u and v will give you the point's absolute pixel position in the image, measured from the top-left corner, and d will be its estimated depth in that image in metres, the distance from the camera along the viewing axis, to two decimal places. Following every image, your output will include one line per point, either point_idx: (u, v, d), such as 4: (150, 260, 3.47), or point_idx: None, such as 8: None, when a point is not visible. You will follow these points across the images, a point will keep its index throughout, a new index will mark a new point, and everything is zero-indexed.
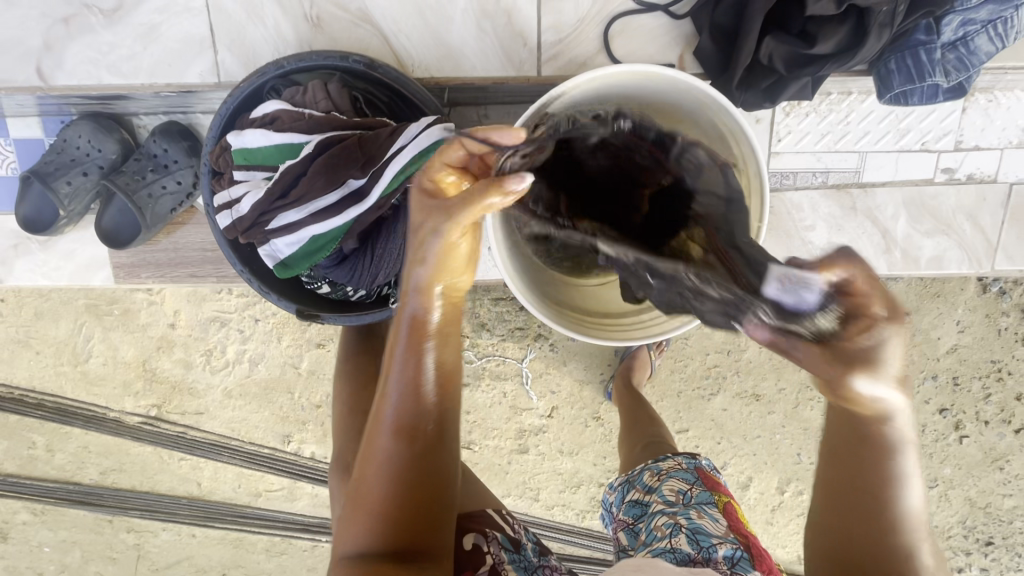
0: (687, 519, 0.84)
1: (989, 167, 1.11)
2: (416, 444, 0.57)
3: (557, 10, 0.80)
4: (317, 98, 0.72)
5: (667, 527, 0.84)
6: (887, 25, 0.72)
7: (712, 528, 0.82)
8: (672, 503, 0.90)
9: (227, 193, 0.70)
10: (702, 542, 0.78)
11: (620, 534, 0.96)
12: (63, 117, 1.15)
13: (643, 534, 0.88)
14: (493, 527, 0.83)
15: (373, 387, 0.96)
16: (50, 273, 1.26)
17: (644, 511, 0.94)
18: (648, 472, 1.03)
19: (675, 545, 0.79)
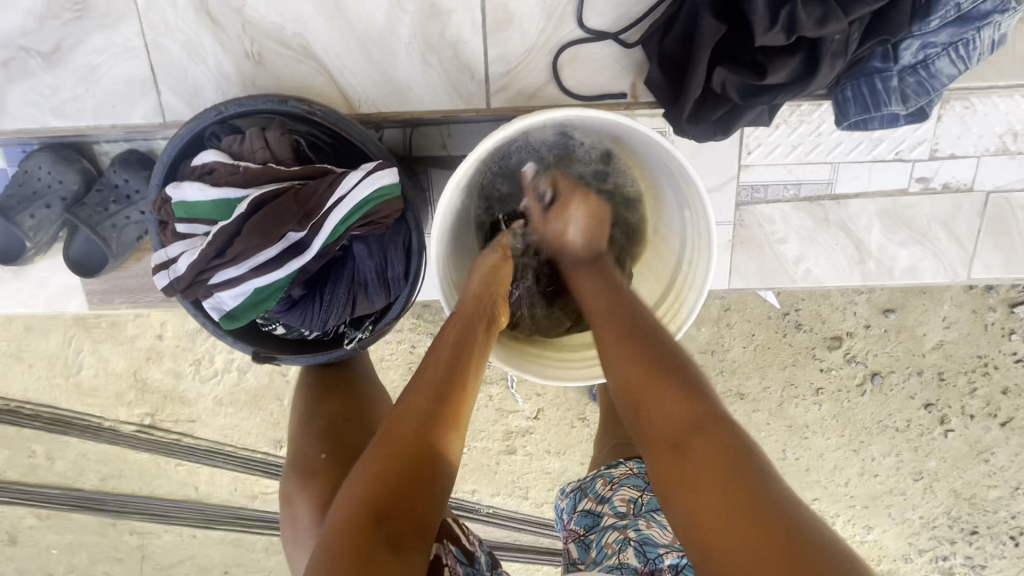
0: (636, 532, 0.86)
1: (965, 175, 1.08)
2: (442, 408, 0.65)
3: (503, 41, 0.78)
4: (255, 147, 0.70)
5: (617, 544, 0.86)
6: (841, 53, 0.69)
7: (658, 536, 0.86)
8: (622, 515, 0.91)
9: (164, 251, 0.68)
10: (648, 554, 0.83)
11: (569, 544, 0.95)
12: (24, 147, 1.14)
13: (594, 550, 0.89)
14: (449, 538, 0.82)
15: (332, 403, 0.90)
16: (25, 300, 1.26)
17: (595, 522, 0.92)
18: (599, 480, 1.00)
19: (624, 561, 0.83)
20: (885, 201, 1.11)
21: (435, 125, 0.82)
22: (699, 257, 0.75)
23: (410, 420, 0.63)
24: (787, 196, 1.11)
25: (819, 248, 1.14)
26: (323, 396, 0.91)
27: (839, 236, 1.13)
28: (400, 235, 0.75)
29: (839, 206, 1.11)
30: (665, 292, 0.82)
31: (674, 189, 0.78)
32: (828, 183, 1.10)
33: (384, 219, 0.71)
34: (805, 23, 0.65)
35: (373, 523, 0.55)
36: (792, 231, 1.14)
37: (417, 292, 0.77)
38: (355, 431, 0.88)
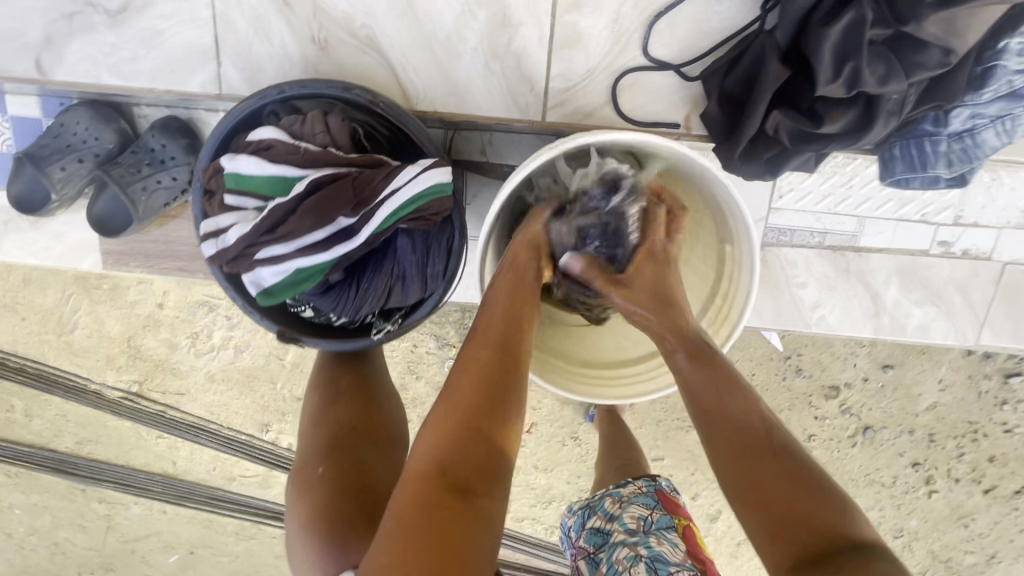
0: (647, 548, 0.93)
1: (984, 244, 1.11)
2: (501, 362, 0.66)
3: (568, 59, 0.79)
4: (315, 130, 0.70)
5: (627, 560, 0.92)
6: (895, 112, 0.71)
7: (669, 554, 0.92)
8: (633, 532, 0.98)
9: (214, 221, 0.70)
10: (661, 571, 0.88)
11: (581, 561, 1.02)
12: (62, 101, 1.14)
13: (605, 565, 0.95)
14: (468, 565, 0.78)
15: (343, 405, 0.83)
16: (38, 253, 1.25)
17: (605, 540, 1.00)
18: (610, 498, 1.09)
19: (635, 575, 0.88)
20: (905, 259, 1.13)
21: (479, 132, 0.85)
22: (738, 289, 0.76)
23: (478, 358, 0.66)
24: (812, 243, 1.14)
25: (836, 296, 1.16)
26: (336, 397, 0.84)
27: (856, 288, 1.15)
28: (445, 233, 0.76)
29: (860, 258, 1.14)
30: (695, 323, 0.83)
31: (717, 219, 0.79)
32: (853, 236, 1.12)
33: (434, 215, 0.72)
34: (868, 80, 0.67)
35: (439, 482, 0.57)
36: (812, 277, 1.16)
37: (452, 291, 0.79)
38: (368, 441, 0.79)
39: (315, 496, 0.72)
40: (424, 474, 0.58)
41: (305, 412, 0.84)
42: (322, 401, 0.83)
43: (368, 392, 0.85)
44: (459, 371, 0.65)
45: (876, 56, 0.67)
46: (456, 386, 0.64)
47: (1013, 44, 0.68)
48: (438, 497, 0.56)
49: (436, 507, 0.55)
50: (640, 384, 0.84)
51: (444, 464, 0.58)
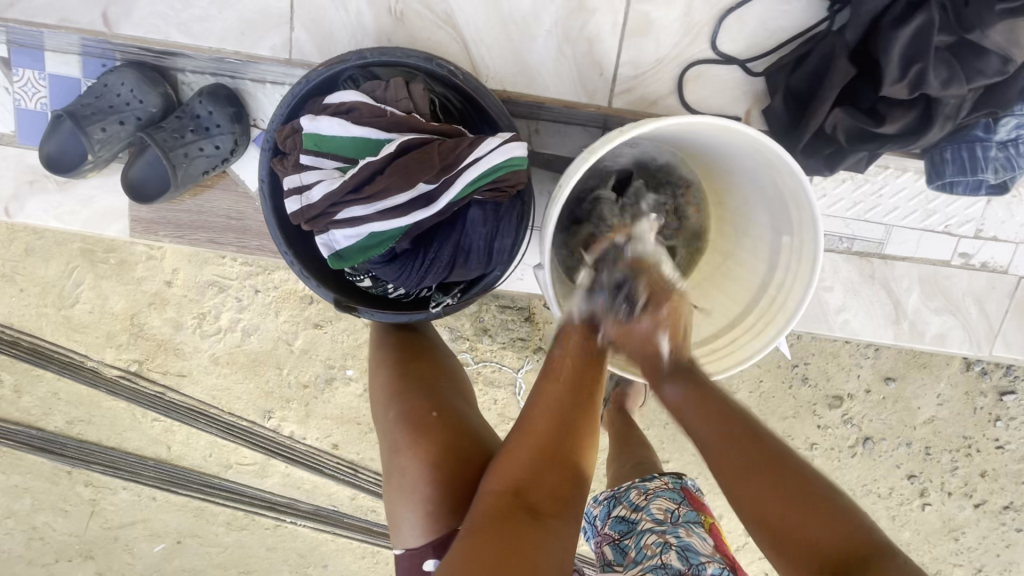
0: (676, 538, 0.93)
1: (1002, 257, 1.16)
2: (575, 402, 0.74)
3: (638, 47, 0.81)
4: (398, 96, 0.71)
5: (657, 546, 0.93)
6: (951, 117, 0.75)
7: (700, 546, 0.92)
8: (660, 522, 0.98)
9: (297, 177, 0.70)
10: (691, 559, 0.88)
11: (606, 548, 1.04)
12: (105, 62, 1.12)
13: (633, 551, 0.96)
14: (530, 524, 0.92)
15: (407, 364, 0.94)
16: (63, 216, 1.21)
17: (632, 527, 1.01)
18: (635, 490, 1.09)
19: (666, 562, 0.88)
20: (927, 269, 1.18)
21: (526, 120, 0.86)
22: (796, 280, 0.78)
23: (552, 394, 0.74)
24: (840, 247, 1.17)
25: (860, 301, 1.20)
26: (404, 357, 0.96)
27: (880, 294, 1.19)
28: (516, 209, 0.76)
29: (885, 266, 1.18)
30: (744, 314, 0.84)
31: (774, 211, 0.81)
32: (880, 243, 1.16)
33: (509, 188, 0.72)
34: (932, 83, 0.70)
35: (513, 501, 0.65)
36: (838, 281, 1.19)
37: (514, 268, 0.80)
38: (439, 389, 0.91)
39: (422, 447, 0.82)
40: (500, 492, 0.66)
41: (377, 371, 0.95)
42: (400, 367, 0.93)
43: (431, 358, 0.97)
44: (535, 407, 0.73)
45: (940, 61, 0.71)
46: (534, 416, 0.72)
47: None
48: (516, 513, 0.63)
49: (511, 523, 0.62)
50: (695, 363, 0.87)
51: (519, 487, 0.66)
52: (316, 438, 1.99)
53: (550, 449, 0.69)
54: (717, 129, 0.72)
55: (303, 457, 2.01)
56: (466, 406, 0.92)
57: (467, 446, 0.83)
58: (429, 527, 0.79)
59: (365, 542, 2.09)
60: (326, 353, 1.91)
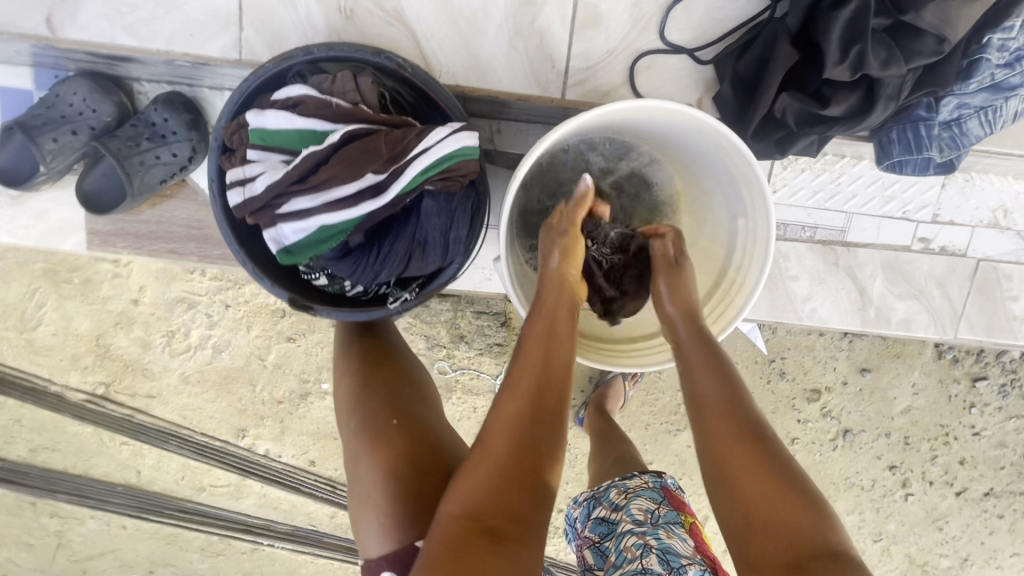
0: (657, 540, 0.89)
1: (960, 241, 1.19)
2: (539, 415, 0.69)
3: (589, 38, 0.82)
4: (345, 89, 0.71)
5: (636, 548, 0.89)
6: (893, 97, 0.76)
7: (680, 547, 0.89)
8: (640, 523, 0.93)
9: (241, 170, 0.69)
10: (672, 562, 0.85)
11: (587, 550, 1.00)
12: (58, 72, 1.10)
13: (613, 553, 0.92)
14: None
15: (374, 373, 0.93)
16: (16, 231, 1.18)
17: (611, 529, 0.97)
18: (614, 489, 1.04)
19: (647, 565, 0.85)
20: (889, 255, 1.19)
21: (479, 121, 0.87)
22: (751, 260, 0.78)
23: (510, 411, 0.69)
24: (804, 237, 1.19)
25: (826, 290, 1.21)
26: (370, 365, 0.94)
27: (845, 282, 1.21)
28: (470, 200, 0.76)
29: (848, 253, 1.19)
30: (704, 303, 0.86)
31: (729, 194, 0.81)
32: (841, 231, 1.18)
33: (461, 177, 0.72)
34: (872, 63, 0.72)
35: (472, 528, 0.61)
36: (804, 269, 1.20)
37: (472, 258, 0.79)
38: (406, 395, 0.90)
39: (382, 453, 0.81)
40: (457, 517, 0.62)
41: (344, 378, 0.94)
42: (363, 376, 0.92)
43: (394, 365, 0.94)
44: (490, 423, 0.69)
45: (879, 42, 0.72)
46: (489, 436, 0.67)
47: (995, 39, 0.76)
48: (476, 541, 0.60)
49: (472, 551, 0.59)
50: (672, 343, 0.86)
51: (478, 512, 0.62)
52: (293, 455, 1.94)
53: (510, 471, 0.65)
54: (664, 113, 0.73)
55: (279, 476, 1.96)
56: (432, 415, 0.90)
57: (430, 455, 0.81)
58: (388, 538, 0.77)
59: (346, 562, 2.03)
60: (301, 367, 1.88)
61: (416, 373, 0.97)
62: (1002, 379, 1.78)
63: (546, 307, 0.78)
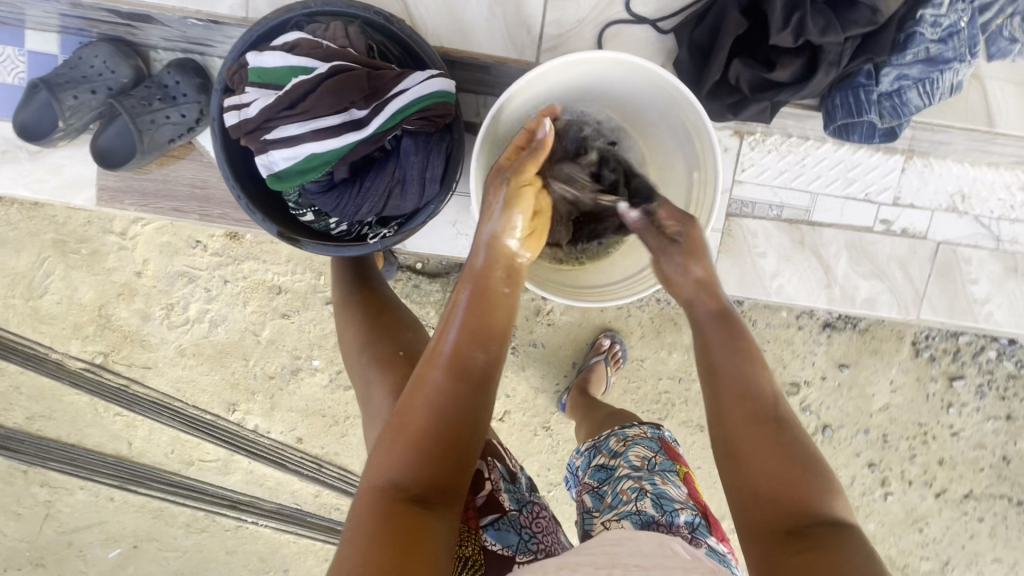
0: (652, 485, 0.90)
1: (921, 224, 1.25)
2: (467, 384, 0.67)
3: (561, 8, 0.91)
4: (337, 36, 0.79)
5: (633, 492, 0.90)
6: (835, 63, 0.84)
7: (674, 493, 0.90)
8: (637, 469, 0.94)
9: (238, 98, 0.77)
10: (665, 506, 0.87)
11: (584, 496, 0.98)
12: (82, 39, 1.20)
13: (609, 496, 0.93)
14: (495, 456, 0.92)
15: (379, 317, 1.01)
16: (32, 185, 1.27)
17: (609, 474, 0.97)
18: (613, 437, 1.04)
19: (641, 508, 0.87)
20: (852, 235, 1.26)
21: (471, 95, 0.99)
22: (704, 207, 0.87)
23: (433, 384, 0.66)
24: (771, 215, 1.25)
25: (794, 268, 1.27)
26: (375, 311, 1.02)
27: (811, 261, 1.27)
28: (446, 143, 0.83)
29: (814, 232, 1.26)
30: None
31: (685, 151, 0.89)
32: (807, 210, 1.25)
33: (437, 119, 0.79)
34: (811, 30, 0.80)
35: (401, 498, 0.61)
36: (772, 247, 1.26)
37: (447, 200, 0.86)
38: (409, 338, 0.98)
39: (388, 380, 0.91)
40: (384, 490, 0.62)
41: (349, 322, 1.02)
42: (366, 319, 1.00)
43: (396, 313, 1.02)
44: (415, 396, 0.66)
45: (818, 12, 0.80)
46: (413, 409, 0.65)
47: (928, 15, 0.84)
48: (406, 510, 0.60)
49: (402, 519, 0.59)
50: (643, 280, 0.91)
51: (406, 482, 0.62)
52: (281, 432, 1.98)
53: (437, 443, 0.64)
54: (633, 70, 0.83)
55: (267, 452, 1.99)
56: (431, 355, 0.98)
57: None
58: None
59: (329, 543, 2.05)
60: (293, 344, 1.93)
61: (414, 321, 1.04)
62: (980, 379, 1.80)
63: (483, 274, 0.74)
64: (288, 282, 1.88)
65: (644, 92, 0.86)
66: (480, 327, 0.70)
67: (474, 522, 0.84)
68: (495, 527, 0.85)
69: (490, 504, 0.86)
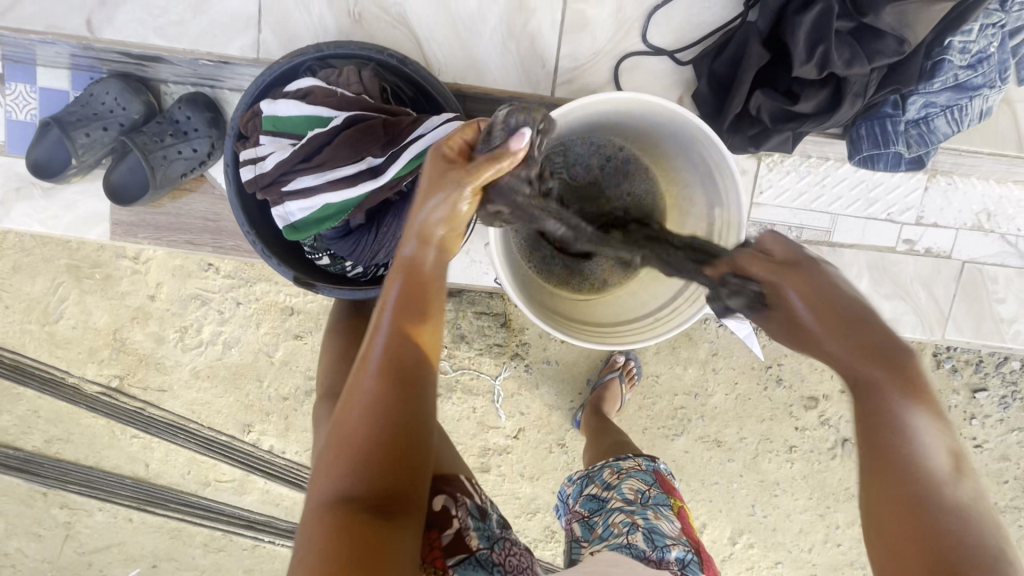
0: (644, 519, 0.84)
1: (944, 243, 1.22)
2: (399, 379, 0.59)
3: (577, 41, 0.90)
4: (351, 81, 0.78)
5: (624, 525, 0.83)
6: (860, 94, 0.82)
7: (666, 528, 0.83)
8: (630, 501, 0.89)
9: (253, 150, 0.76)
10: (656, 541, 0.79)
11: (574, 525, 0.93)
12: (93, 74, 1.20)
13: (600, 528, 0.86)
14: (464, 493, 0.87)
15: (352, 342, 0.97)
16: (46, 220, 1.27)
17: (601, 505, 0.91)
18: (608, 469, 1.00)
19: (631, 541, 0.78)
20: (874, 255, 1.23)
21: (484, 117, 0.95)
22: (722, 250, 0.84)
23: (366, 390, 0.59)
24: (790, 236, 1.23)
25: None
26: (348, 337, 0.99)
27: None
28: None
29: (834, 253, 1.23)
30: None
31: (704, 188, 0.86)
32: (827, 231, 1.22)
33: None
34: (836, 62, 0.77)
35: (352, 511, 0.55)
36: None
37: None
38: None
39: None
40: (330, 508, 0.55)
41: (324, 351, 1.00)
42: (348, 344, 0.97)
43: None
44: (349, 404, 0.60)
45: (843, 43, 0.78)
46: (348, 418, 0.58)
47: (957, 42, 0.81)
48: (358, 525, 0.54)
49: (355, 537, 0.53)
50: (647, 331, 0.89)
51: (349, 495, 0.56)
52: (297, 452, 1.98)
53: (377, 448, 0.57)
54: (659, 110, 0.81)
55: (281, 472, 1.99)
56: None
57: None
58: None
59: None
60: (306, 364, 1.93)
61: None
62: (1003, 390, 1.73)
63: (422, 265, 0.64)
64: (300, 304, 1.88)
65: (669, 131, 0.84)
66: (416, 317, 0.62)
67: (442, 563, 0.76)
68: (467, 567, 0.77)
69: (458, 544, 0.79)
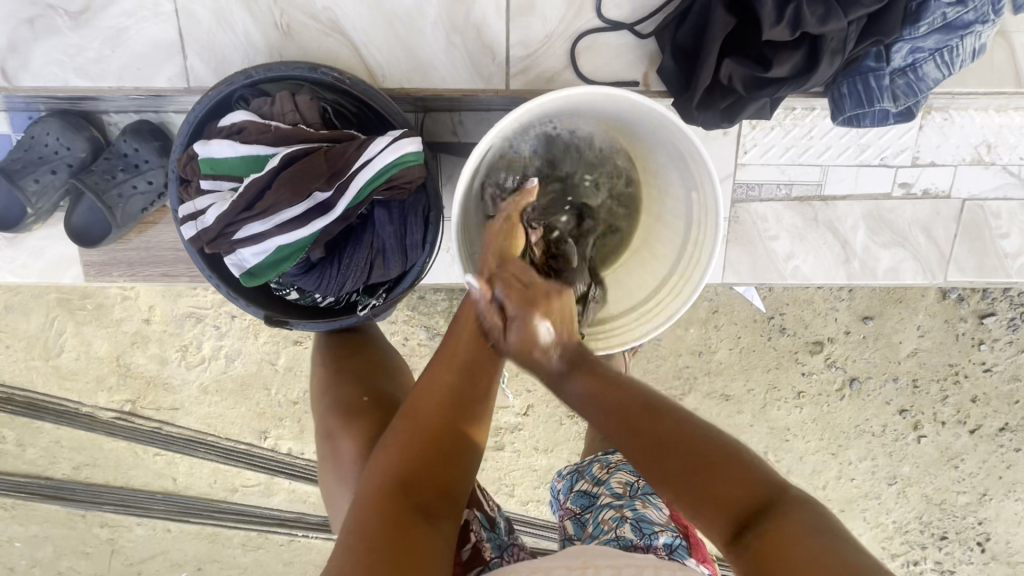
0: (632, 510, 0.84)
1: (943, 182, 1.15)
2: (468, 381, 0.70)
3: (525, 26, 0.85)
4: (285, 110, 0.73)
5: (614, 520, 0.84)
6: (839, 51, 0.75)
7: (655, 517, 0.84)
8: (619, 495, 0.89)
9: (193, 203, 0.73)
10: (644, 529, 0.81)
11: (566, 522, 0.94)
12: (31, 114, 1.14)
13: (591, 525, 0.87)
14: (475, 504, 0.86)
15: (352, 359, 0.94)
16: (18, 270, 1.24)
17: (592, 501, 0.92)
18: (596, 463, 1.00)
19: (620, 533, 0.80)
20: (870, 205, 1.17)
21: (446, 113, 0.95)
22: (705, 236, 0.81)
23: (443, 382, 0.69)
24: (780, 195, 1.17)
25: (808, 246, 1.20)
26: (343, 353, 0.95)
27: (826, 236, 1.19)
28: (421, 203, 0.77)
29: (827, 207, 1.18)
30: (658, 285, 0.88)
31: (680, 170, 0.84)
32: (818, 185, 1.16)
33: (408, 184, 0.74)
34: (809, 20, 0.71)
35: (401, 500, 0.61)
36: (783, 229, 1.19)
37: (433, 260, 0.80)
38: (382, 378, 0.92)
39: (354, 432, 0.82)
40: (390, 488, 0.61)
41: (314, 364, 0.96)
42: (333, 366, 0.93)
43: (368, 353, 0.95)
44: (422, 394, 0.69)
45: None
46: (422, 406, 0.67)
47: None
48: (404, 515, 0.59)
49: (397, 527, 0.58)
50: (612, 336, 0.89)
51: (407, 480, 0.62)
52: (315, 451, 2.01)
53: (440, 436, 0.65)
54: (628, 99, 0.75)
55: (304, 471, 2.03)
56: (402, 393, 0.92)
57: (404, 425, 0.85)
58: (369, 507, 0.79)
59: None
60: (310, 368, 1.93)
61: (388, 360, 0.97)
62: (1012, 313, 1.65)
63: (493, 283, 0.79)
64: None
65: (640, 115, 0.79)
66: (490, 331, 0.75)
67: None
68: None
69: (476, 557, 0.79)
